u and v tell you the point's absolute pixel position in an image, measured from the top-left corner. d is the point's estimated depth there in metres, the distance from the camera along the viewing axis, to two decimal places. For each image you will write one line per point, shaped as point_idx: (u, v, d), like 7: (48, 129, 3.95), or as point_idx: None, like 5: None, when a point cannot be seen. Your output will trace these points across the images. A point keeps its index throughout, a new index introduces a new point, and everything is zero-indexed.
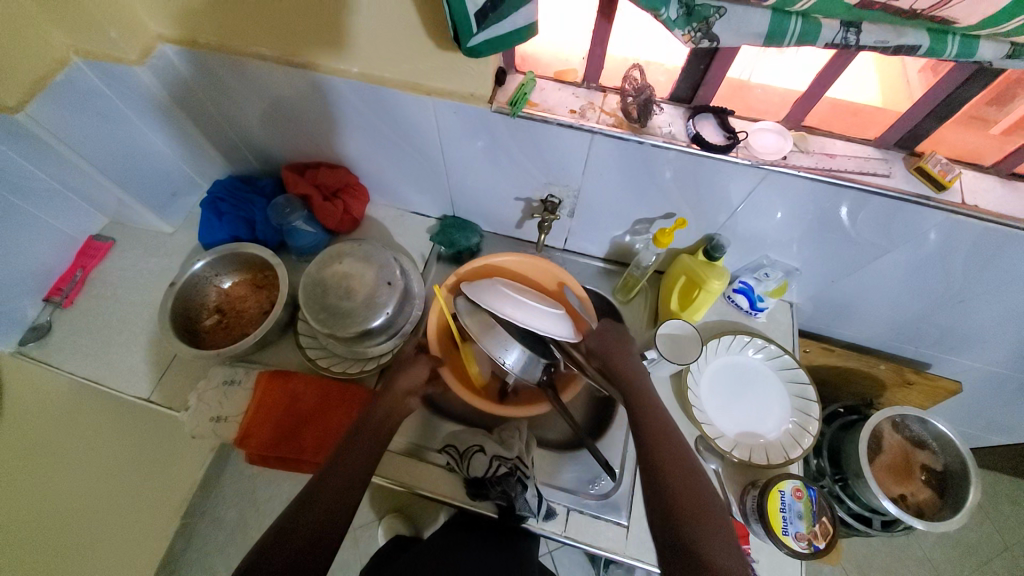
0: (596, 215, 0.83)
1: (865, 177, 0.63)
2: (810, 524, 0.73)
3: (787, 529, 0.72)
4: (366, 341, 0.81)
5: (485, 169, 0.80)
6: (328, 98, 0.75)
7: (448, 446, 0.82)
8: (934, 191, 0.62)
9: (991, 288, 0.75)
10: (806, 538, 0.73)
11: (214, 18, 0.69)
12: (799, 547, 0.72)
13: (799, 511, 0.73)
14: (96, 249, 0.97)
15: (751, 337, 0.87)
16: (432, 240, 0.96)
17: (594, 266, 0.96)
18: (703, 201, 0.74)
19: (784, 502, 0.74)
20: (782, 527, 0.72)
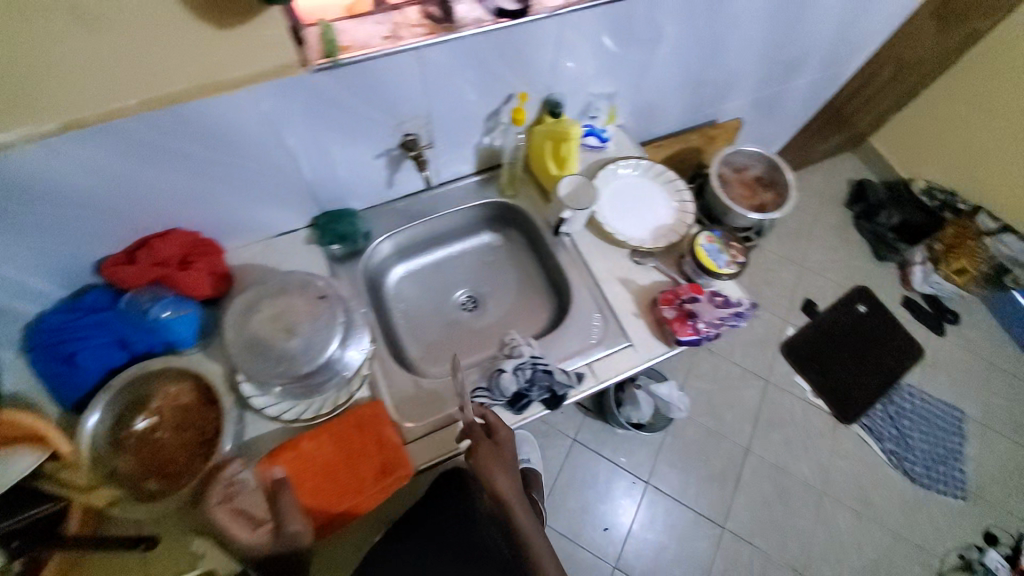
0: (451, 135, 0.88)
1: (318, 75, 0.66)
2: (728, 251, 0.89)
3: (719, 263, 0.88)
4: (349, 350, 0.76)
5: (331, 143, 0.79)
6: (115, 153, 0.64)
7: (475, 393, 0.81)
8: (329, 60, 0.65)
9: (713, 41, 1.00)
10: (733, 261, 0.89)
11: None
12: (731, 270, 0.88)
13: (718, 248, 0.90)
14: None
15: (616, 162, 1.01)
16: (320, 246, 0.91)
17: (469, 182, 1.03)
18: (527, 70, 0.82)
19: (707, 248, 0.90)
20: (715, 263, 0.88)
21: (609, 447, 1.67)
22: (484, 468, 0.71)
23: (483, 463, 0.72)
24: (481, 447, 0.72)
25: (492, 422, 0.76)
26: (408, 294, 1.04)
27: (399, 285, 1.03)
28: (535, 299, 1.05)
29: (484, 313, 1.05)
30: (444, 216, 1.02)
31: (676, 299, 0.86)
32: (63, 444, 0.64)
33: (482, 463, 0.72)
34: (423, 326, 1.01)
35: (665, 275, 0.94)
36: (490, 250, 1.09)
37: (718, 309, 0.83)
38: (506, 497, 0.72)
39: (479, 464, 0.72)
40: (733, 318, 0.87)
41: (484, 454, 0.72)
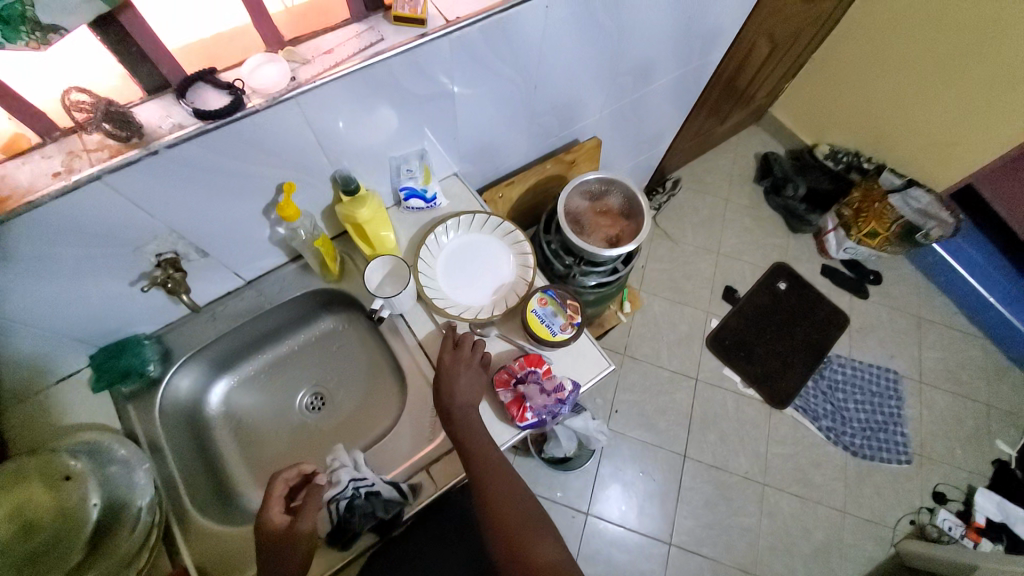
0: (225, 238, 0.77)
1: None
2: (563, 313, 0.88)
3: (552, 329, 0.86)
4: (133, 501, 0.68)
5: (64, 286, 0.67)
6: None
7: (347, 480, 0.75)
8: None
9: (525, 77, 0.91)
10: (568, 324, 0.87)
11: None
12: (568, 334, 0.86)
13: (552, 312, 0.88)
14: None
15: (443, 225, 0.95)
16: (102, 390, 0.79)
17: (288, 268, 0.92)
18: (284, 159, 0.71)
19: (539, 315, 0.87)
20: (550, 331, 0.86)
21: (542, 484, 1.60)
22: (454, 400, 0.78)
23: (458, 360, 0.81)
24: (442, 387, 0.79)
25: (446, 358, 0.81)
26: (242, 404, 0.92)
27: (227, 399, 0.91)
28: (384, 383, 0.95)
29: (332, 407, 0.94)
30: (263, 316, 0.90)
31: (512, 378, 0.82)
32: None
33: (458, 355, 0.81)
34: (261, 442, 0.90)
35: (508, 343, 0.89)
36: (332, 334, 0.99)
37: (549, 388, 0.81)
38: (468, 407, 0.78)
39: (443, 368, 0.80)
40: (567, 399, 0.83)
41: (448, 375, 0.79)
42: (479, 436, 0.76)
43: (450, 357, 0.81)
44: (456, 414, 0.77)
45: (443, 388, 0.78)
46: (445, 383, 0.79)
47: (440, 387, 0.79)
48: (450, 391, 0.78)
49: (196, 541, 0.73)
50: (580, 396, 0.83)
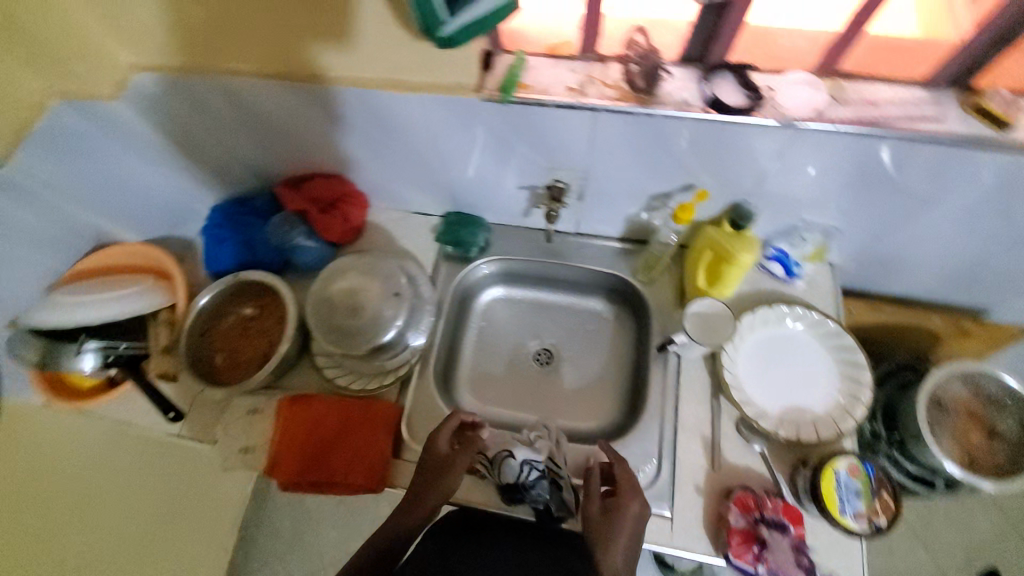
0: (603, 198, 0.78)
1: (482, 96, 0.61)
2: (869, 502, 0.65)
3: (844, 509, 0.65)
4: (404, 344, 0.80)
5: (484, 158, 0.76)
6: (308, 104, 0.72)
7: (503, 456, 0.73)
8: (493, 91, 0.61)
9: None
10: (866, 516, 0.65)
11: (187, 36, 0.68)
12: (859, 527, 0.64)
13: (856, 489, 0.66)
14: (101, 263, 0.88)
15: (790, 305, 0.78)
16: (438, 241, 0.93)
17: (610, 248, 0.91)
18: (724, 169, 0.67)
19: (839, 481, 0.66)
20: (840, 508, 0.65)
21: None
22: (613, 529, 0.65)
23: (633, 494, 0.68)
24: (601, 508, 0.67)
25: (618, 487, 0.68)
26: (497, 318, 0.98)
27: (490, 305, 0.99)
28: (609, 398, 0.89)
29: (555, 378, 0.93)
30: (567, 267, 0.92)
31: (756, 510, 0.66)
32: (181, 303, 0.84)
33: (635, 491, 0.68)
34: (488, 359, 0.95)
35: (765, 468, 0.72)
36: (597, 318, 0.96)
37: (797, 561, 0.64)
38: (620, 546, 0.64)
39: (610, 505, 0.67)
40: None
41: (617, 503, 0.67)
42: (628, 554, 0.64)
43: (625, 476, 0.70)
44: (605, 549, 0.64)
45: (607, 515, 0.66)
46: (613, 512, 0.66)
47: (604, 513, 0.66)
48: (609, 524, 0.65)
49: (419, 397, 0.81)
50: None
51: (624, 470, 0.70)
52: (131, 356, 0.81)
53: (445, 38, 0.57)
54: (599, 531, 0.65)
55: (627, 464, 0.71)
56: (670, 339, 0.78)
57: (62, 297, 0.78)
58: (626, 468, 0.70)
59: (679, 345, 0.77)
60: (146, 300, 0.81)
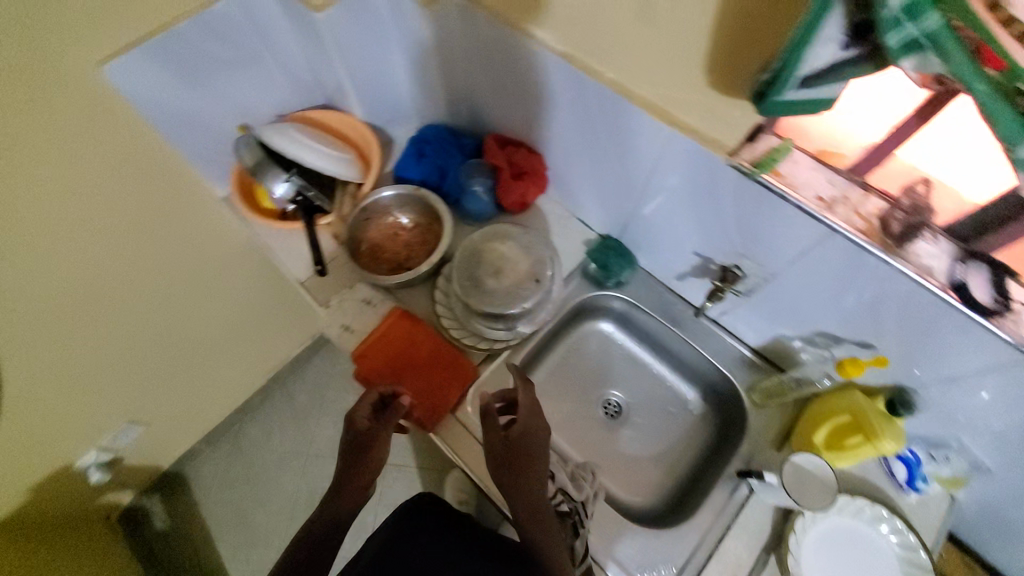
0: (773, 305, 0.76)
1: (739, 160, 0.61)
2: None
3: None
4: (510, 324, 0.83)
5: (682, 212, 0.76)
6: (561, 88, 0.76)
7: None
8: (750, 165, 0.61)
9: None
10: None
11: None
12: None
13: None
14: (323, 119, 1.01)
15: (891, 514, 0.74)
16: (586, 254, 0.94)
17: (737, 351, 0.87)
18: (914, 347, 0.64)
19: None
20: None
21: None
22: (523, 456, 0.70)
23: (530, 419, 0.73)
24: (502, 443, 0.71)
25: (521, 424, 0.72)
26: (591, 347, 0.98)
27: (590, 334, 0.98)
28: (652, 481, 0.87)
29: (615, 435, 0.91)
30: (686, 346, 0.90)
31: None
32: (368, 186, 0.93)
33: (532, 416, 0.73)
34: (564, 377, 0.95)
35: None
36: (683, 408, 0.92)
37: None
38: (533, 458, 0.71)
39: (514, 436, 0.71)
40: None
41: (517, 440, 0.71)
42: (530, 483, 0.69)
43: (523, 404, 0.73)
44: (508, 474, 0.70)
45: (510, 446, 0.71)
46: (520, 450, 0.70)
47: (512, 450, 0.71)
48: (518, 458, 0.70)
49: (497, 377, 0.85)
50: None
51: (524, 394, 0.74)
52: (313, 205, 0.90)
53: (785, 107, 0.48)
54: (508, 457, 0.70)
55: (529, 400, 0.74)
56: (758, 471, 0.74)
57: (291, 131, 0.88)
58: (528, 392, 0.74)
59: (762, 482, 0.73)
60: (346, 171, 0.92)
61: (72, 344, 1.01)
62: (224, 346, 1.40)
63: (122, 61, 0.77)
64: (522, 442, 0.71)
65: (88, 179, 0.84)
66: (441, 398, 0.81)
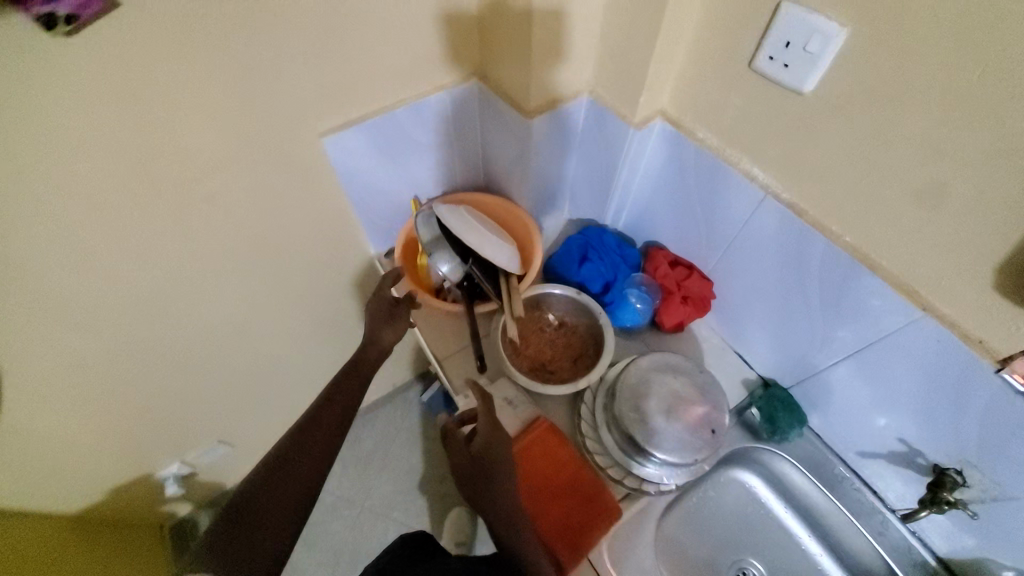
0: (997, 532, 0.64)
1: (1009, 373, 0.53)
2: None
3: None
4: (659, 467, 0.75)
5: (897, 394, 0.67)
6: (771, 232, 0.72)
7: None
8: (1020, 384, 0.53)
9: None
10: None
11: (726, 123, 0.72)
12: None
13: None
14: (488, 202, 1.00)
15: None
16: (749, 398, 0.86)
17: (922, 559, 0.74)
18: None
19: None
20: None
21: None
22: (485, 463, 0.74)
23: (491, 430, 0.76)
24: (469, 461, 0.76)
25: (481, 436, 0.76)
26: (729, 499, 0.86)
27: (730, 484, 0.87)
28: None
29: None
30: (854, 534, 0.77)
31: None
32: (525, 281, 0.91)
33: (493, 425, 0.77)
34: (694, 528, 0.85)
35: None
36: None
37: None
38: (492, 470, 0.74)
39: (477, 454, 0.75)
40: None
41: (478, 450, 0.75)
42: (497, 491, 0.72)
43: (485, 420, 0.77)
44: (479, 488, 0.73)
45: (472, 458, 0.75)
46: (479, 461, 0.74)
47: (479, 463, 0.74)
48: (483, 465, 0.74)
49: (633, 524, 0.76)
50: None
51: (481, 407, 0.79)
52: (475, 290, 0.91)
53: None
54: (478, 470, 0.74)
55: (487, 409, 0.78)
56: None
57: (465, 221, 0.86)
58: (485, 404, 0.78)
59: None
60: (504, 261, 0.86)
61: (209, 362, 1.05)
62: (324, 382, 1.42)
63: (343, 134, 0.81)
64: (485, 452, 0.75)
65: (276, 224, 0.89)
66: (574, 533, 0.73)
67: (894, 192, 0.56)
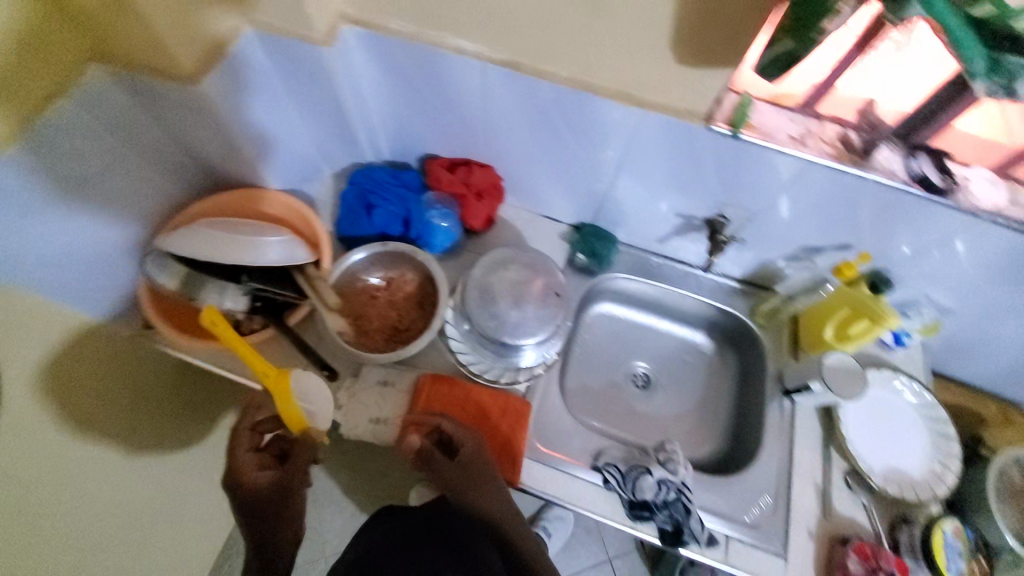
0: (758, 239, 0.83)
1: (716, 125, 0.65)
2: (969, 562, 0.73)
3: (950, 566, 0.72)
4: (534, 351, 0.79)
5: (661, 181, 0.78)
6: (510, 96, 0.72)
7: (608, 465, 0.77)
8: (729, 128, 0.64)
9: None
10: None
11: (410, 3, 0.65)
12: None
13: (959, 550, 0.74)
14: (227, 198, 0.83)
15: (894, 372, 0.85)
16: (570, 248, 0.95)
17: (728, 285, 0.95)
18: (884, 238, 0.74)
19: (946, 541, 0.74)
20: (946, 564, 0.72)
21: None
22: (480, 466, 0.71)
23: (474, 439, 0.73)
24: (450, 473, 0.69)
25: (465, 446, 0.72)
26: (597, 331, 1.00)
27: (592, 321, 1.00)
28: (702, 427, 0.93)
29: (653, 403, 0.95)
30: (686, 297, 0.95)
31: (878, 562, 0.70)
32: (326, 261, 0.80)
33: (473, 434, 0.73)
34: (591, 370, 0.97)
35: (867, 521, 0.77)
36: (698, 354, 0.99)
37: None
38: (486, 475, 0.70)
39: (464, 457, 0.71)
40: None
41: (465, 459, 0.71)
42: (493, 492, 0.69)
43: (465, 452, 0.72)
44: (478, 489, 0.69)
45: (460, 470, 0.70)
46: (471, 468, 0.70)
47: (468, 469, 0.70)
48: (477, 473, 0.70)
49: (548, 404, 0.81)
50: None
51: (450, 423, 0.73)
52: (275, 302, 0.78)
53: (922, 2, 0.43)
54: (470, 477, 0.69)
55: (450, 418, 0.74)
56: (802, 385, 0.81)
57: (224, 228, 0.72)
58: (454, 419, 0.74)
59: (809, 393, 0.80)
60: (295, 255, 0.76)
61: None
62: None
63: None
64: (477, 461, 0.71)
65: None
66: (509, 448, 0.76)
67: (577, 10, 0.58)
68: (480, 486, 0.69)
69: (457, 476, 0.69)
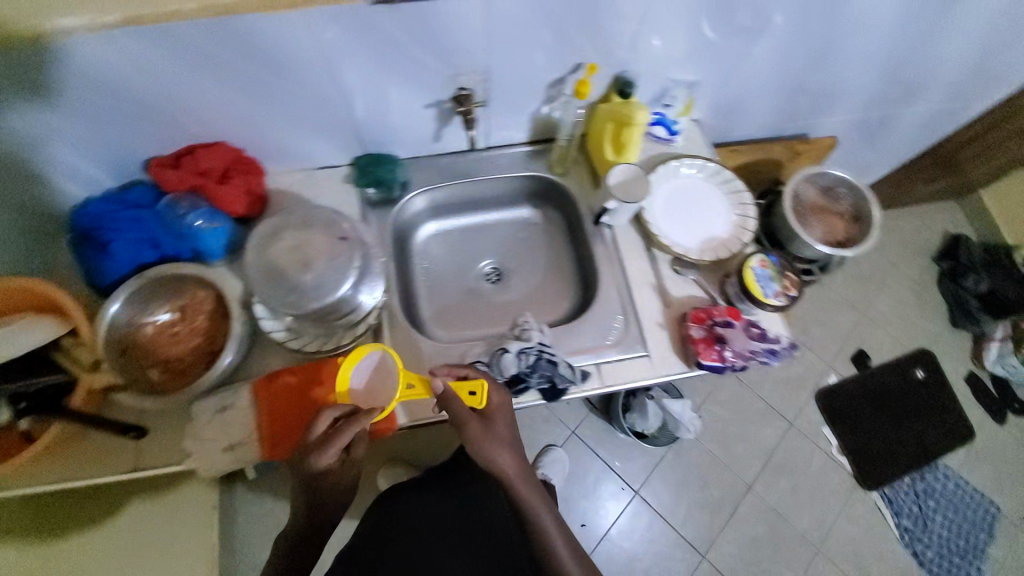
0: (508, 93, 0.83)
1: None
2: (780, 281, 0.82)
3: (766, 292, 0.80)
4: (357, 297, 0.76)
5: (383, 76, 0.76)
6: (172, 54, 0.66)
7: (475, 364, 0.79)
8: None
9: (816, 48, 0.89)
10: (782, 293, 0.81)
11: None
12: (779, 302, 0.80)
13: (770, 275, 0.82)
14: None
15: (679, 159, 0.92)
16: (357, 187, 0.90)
17: (520, 151, 0.96)
18: (603, 41, 0.76)
19: (757, 273, 0.81)
20: (762, 292, 0.80)
21: (608, 448, 1.59)
22: (502, 429, 0.69)
23: (498, 395, 0.72)
24: (478, 430, 0.67)
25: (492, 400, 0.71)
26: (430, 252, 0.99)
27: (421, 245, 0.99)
28: (557, 286, 0.98)
29: (507, 289, 0.98)
30: (487, 181, 0.95)
31: (709, 318, 0.80)
32: (83, 325, 0.70)
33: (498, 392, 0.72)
34: (442, 288, 0.98)
35: (701, 292, 0.87)
36: (528, 225, 1.02)
37: (749, 342, 0.78)
38: (510, 434, 0.70)
39: (488, 413, 0.69)
40: (770, 356, 0.79)
41: (490, 416, 0.69)
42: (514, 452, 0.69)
43: (479, 439, 0.67)
44: (498, 444, 0.68)
45: (488, 424, 0.69)
46: (496, 423, 0.69)
47: (492, 426, 0.69)
48: (496, 432, 0.69)
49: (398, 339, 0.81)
50: (788, 355, 0.80)
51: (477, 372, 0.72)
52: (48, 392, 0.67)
53: None
54: (494, 438, 0.68)
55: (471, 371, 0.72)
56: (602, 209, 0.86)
57: None
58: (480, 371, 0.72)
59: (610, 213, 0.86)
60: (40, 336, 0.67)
61: None
62: None
63: None
64: (501, 420, 0.70)
65: None
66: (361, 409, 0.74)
67: None
68: (501, 445, 0.68)
69: (481, 431, 0.68)
